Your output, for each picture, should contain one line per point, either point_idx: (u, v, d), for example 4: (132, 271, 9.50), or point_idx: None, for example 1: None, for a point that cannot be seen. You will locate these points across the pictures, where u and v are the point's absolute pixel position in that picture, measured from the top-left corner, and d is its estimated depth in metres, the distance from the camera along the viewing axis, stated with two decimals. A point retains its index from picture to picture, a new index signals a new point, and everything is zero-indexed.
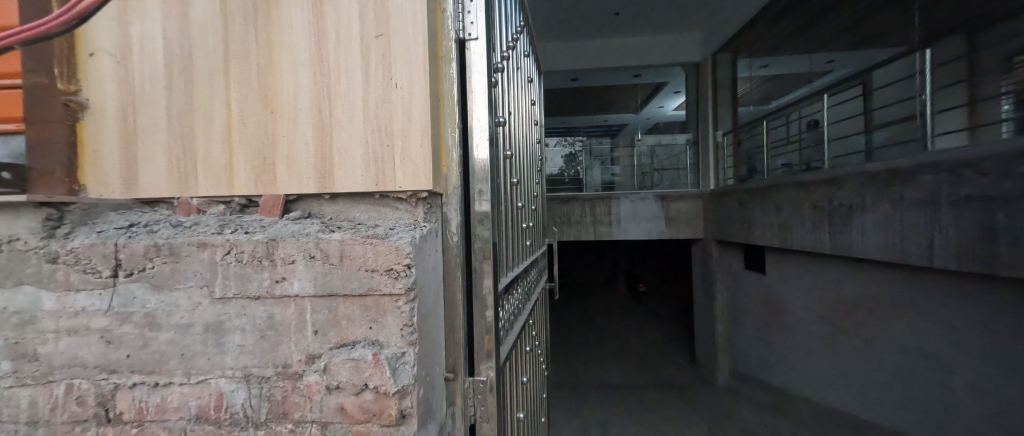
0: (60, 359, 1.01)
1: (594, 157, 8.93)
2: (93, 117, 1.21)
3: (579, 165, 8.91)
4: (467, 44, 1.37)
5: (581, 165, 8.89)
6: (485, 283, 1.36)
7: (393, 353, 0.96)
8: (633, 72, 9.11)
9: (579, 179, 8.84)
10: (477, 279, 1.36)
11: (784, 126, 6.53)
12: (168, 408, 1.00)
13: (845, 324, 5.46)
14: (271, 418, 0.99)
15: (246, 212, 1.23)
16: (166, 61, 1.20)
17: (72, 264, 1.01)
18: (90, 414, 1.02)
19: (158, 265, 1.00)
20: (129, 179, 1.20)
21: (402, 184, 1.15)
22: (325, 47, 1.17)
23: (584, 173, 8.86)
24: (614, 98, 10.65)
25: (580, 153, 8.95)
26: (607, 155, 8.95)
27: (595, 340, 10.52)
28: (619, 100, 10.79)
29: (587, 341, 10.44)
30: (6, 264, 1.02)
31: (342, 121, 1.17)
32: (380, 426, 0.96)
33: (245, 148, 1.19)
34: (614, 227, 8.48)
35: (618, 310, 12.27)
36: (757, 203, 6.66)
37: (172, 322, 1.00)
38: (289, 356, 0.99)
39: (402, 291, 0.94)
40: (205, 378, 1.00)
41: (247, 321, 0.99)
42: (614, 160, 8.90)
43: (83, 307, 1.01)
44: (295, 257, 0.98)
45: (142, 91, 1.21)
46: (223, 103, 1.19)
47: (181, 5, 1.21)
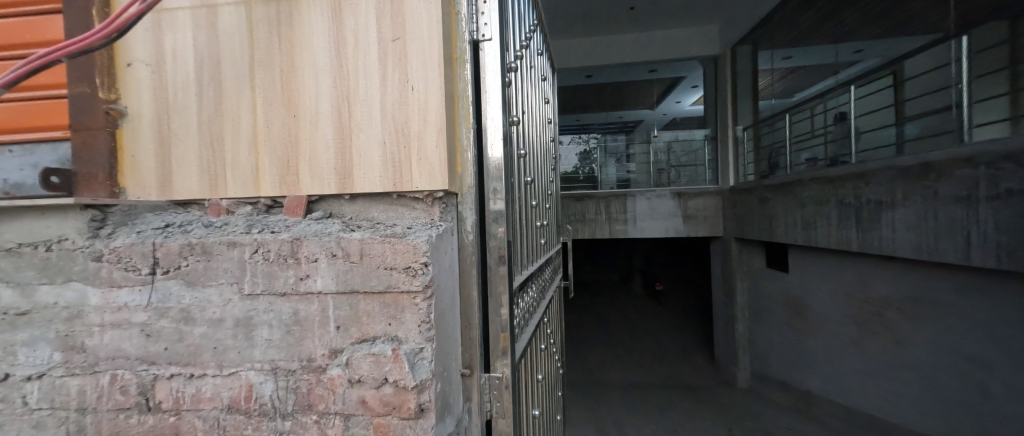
0: (105, 351, 1.08)
1: (608, 154, 8.82)
2: (132, 124, 1.29)
3: (595, 163, 8.81)
4: (481, 44, 1.39)
5: (595, 163, 8.80)
6: (502, 283, 1.38)
7: (412, 348, 0.99)
8: (648, 67, 8.98)
9: (595, 177, 8.74)
10: (493, 279, 1.39)
11: (807, 119, 6.34)
12: (203, 398, 1.05)
13: (873, 324, 5.27)
14: (297, 409, 1.03)
15: (272, 212, 1.28)
16: (197, 68, 1.27)
17: (115, 262, 1.08)
18: (133, 402, 1.07)
19: (192, 263, 1.06)
20: (164, 181, 1.27)
21: (419, 185, 1.18)
22: (344, 53, 1.21)
23: (599, 170, 8.77)
24: (629, 93, 10.49)
25: (594, 150, 8.86)
26: (622, 152, 8.85)
27: (611, 338, 10.42)
28: (635, 95, 10.61)
29: (603, 339, 10.35)
30: (57, 262, 1.10)
31: (361, 123, 1.20)
32: (400, 420, 0.99)
33: (270, 151, 1.24)
34: (630, 225, 8.38)
35: (634, 310, 12.08)
36: (780, 199, 6.48)
37: (205, 317, 1.05)
38: (313, 351, 1.03)
39: (419, 289, 0.98)
40: (236, 370, 1.04)
41: (274, 316, 1.04)
42: (630, 157, 8.76)
43: (125, 302, 1.07)
44: (318, 256, 1.02)
45: (175, 98, 1.28)
46: (250, 107, 1.25)
47: (210, 14, 1.27)
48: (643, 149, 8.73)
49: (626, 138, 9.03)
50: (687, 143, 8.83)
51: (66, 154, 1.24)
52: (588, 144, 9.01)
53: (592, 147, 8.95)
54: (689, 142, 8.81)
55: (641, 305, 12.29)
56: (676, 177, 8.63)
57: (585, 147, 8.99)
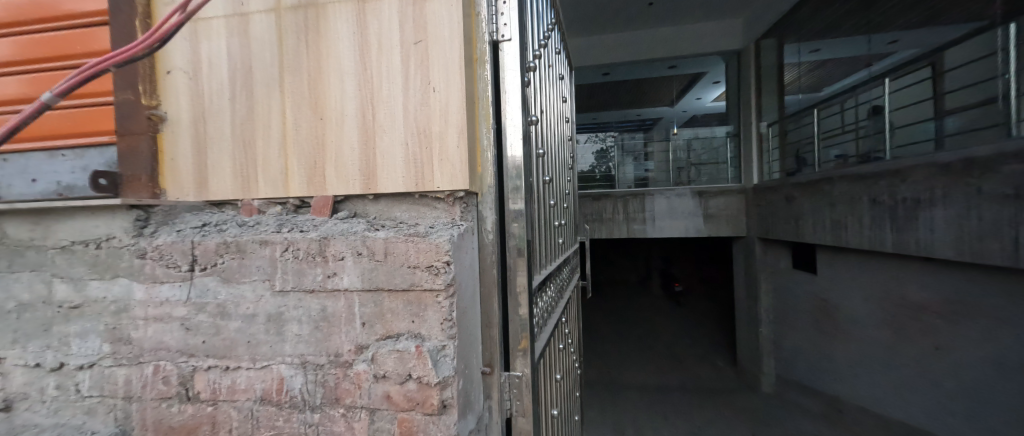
0: (149, 343, 1.14)
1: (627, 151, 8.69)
2: (172, 128, 1.37)
3: (611, 161, 8.62)
4: (500, 44, 1.40)
5: (613, 161, 8.68)
6: (522, 282, 1.39)
7: (435, 345, 1.00)
8: (668, 63, 8.81)
9: (611, 175, 8.56)
10: (513, 278, 1.40)
11: (838, 114, 6.09)
12: (237, 390, 1.09)
13: (910, 329, 5.02)
14: (325, 403, 1.05)
15: (300, 212, 1.33)
16: (230, 74, 1.33)
17: (157, 259, 1.15)
18: (174, 392, 1.12)
19: (227, 260, 1.11)
20: (201, 183, 1.34)
21: (440, 185, 1.20)
22: (368, 57, 1.24)
23: (617, 168, 8.64)
24: (647, 90, 10.32)
25: (610, 149, 8.68)
26: (641, 150, 8.70)
27: (628, 339, 10.30)
28: (654, 92, 10.42)
29: (620, 340, 10.22)
30: (106, 259, 1.18)
31: (384, 125, 1.24)
32: (423, 415, 1.00)
33: (298, 153, 1.29)
34: (648, 225, 8.24)
35: (653, 311, 11.90)
36: (807, 198, 6.25)
37: (240, 312, 1.10)
38: (340, 346, 1.06)
39: (442, 287, 0.99)
40: (268, 364, 1.08)
41: (304, 312, 1.08)
42: (648, 155, 8.58)
43: (167, 297, 1.14)
44: (345, 254, 1.06)
45: (211, 103, 1.34)
46: (280, 111, 1.30)
47: (243, 22, 1.32)
48: (661, 147, 8.58)
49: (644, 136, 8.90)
50: (707, 141, 8.63)
51: (112, 157, 1.32)
52: (604, 142, 8.81)
53: (609, 146, 8.76)
54: (710, 139, 8.60)
55: (660, 306, 12.09)
56: (696, 175, 8.35)
57: (601, 146, 8.81)
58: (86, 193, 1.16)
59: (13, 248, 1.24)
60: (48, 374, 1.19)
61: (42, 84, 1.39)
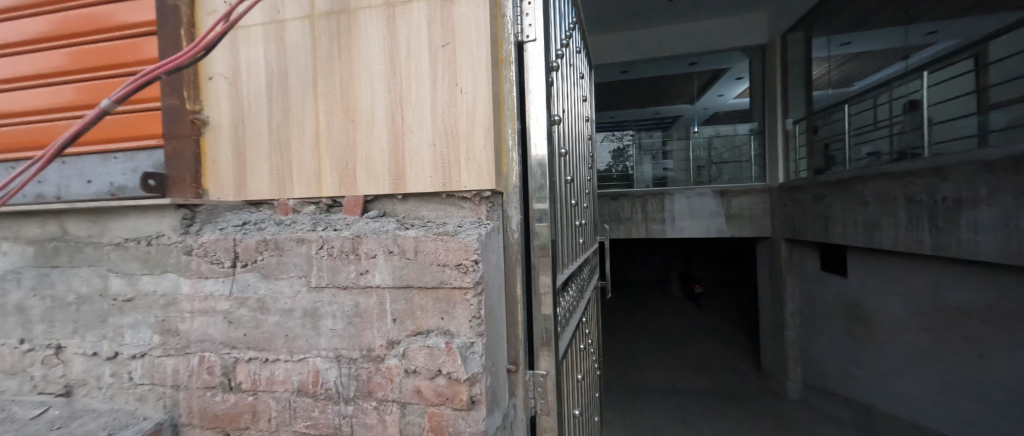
0: (194, 335, 1.21)
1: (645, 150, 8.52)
2: (214, 132, 1.44)
3: (629, 160, 8.51)
4: (525, 45, 1.40)
5: (630, 160, 8.50)
6: (547, 281, 1.40)
7: (464, 342, 1.02)
8: (688, 60, 8.61)
9: (629, 174, 8.43)
10: (538, 277, 1.41)
11: (871, 109, 5.83)
12: (276, 381, 1.14)
13: (949, 336, 4.76)
14: (359, 395, 1.09)
15: (332, 211, 1.38)
16: (267, 80, 1.39)
17: (203, 256, 1.21)
18: (217, 381, 1.18)
19: (266, 257, 1.17)
20: (241, 183, 1.40)
21: (467, 184, 1.22)
22: (398, 60, 1.27)
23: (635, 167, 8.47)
24: (667, 87, 10.10)
25: (628, 147, 8.63)
26: (659, 148, 8.54)
27: (646, 340, 10.13)
28: (674, 89, 10.19)
29: (638, 342, 10.06)
30: (156, 255, 1.26)
31: (412, 127, 1.27)
32: (453, 410, 1.01)
33: (331, 154, 1.34)
34: (668, 225, 8.02)
35: (671, 312, 11.63)
36: (837, 197, 6.01)
37: (278, 307, 1.16)
38: (373, 341, 1.09)
39: (470, 285, 1.01)
40: (304, 357, 1.13)
41: (338, 308, 1.11)
42: (667, 154, 8.46)
43: (211, 291, 1.20)
44: (377, 252, 1.09)
45: (249, 107, 1.41)
46: (314, 115, 1.35)
47: (279, 29, 1.38)
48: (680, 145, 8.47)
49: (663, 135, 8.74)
50: (729, 139, 8.39)
51: (161, 160, 1.41)
52: (622, 140, 8.76)
53: (627, 144, 8.70)
54: (732, 137, 8.40)
55: (679, 307, 11.82)
56: (717, 174, 8.19)
57: (619, 144, 8.76)
58: (138, 194, 1.24)
59: (75, 244, 1.34)
60: (104, 362, 1.28)
61: (98, 92, 1.49)
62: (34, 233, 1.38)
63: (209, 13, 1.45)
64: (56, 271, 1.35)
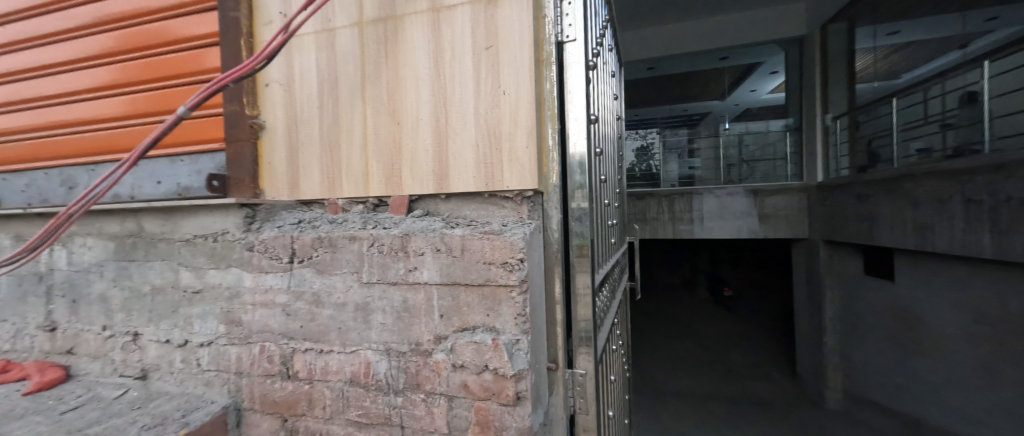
0: (256, 326, 1.30)
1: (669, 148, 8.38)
2: (269, 135, 1.53)
3: (654, 159, 8.39)
4: (564, 45, 1.39)
5: (655, 159, 8.38)
6: (586, 281, 1.40)
7: (510, 339, 1.04)
8: (720, 55, 8.27)
9: (655, 174, 8.30)
10: (577, 277, 1.41)
11: (919, 104, 5.46)
12: (330, 370, 1.21)
13: (1010, 348, 4.38)
14: (408, 388, 1.13)
15: (378, 210, 1.43)
16: (319, 85, 1.47)
17: (263, 251, 1.30)
18: (277, 370, 1.27)
19: (321, 254, 1.24)
20: (294, 183, 1.48)
21: (509, 184, 1.23)
22: (442, 63, 1.30)
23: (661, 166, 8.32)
24: (696, 83, 9.78)
25: (652, 146, 8.56)
26: (686, 146, 8.33)
27: (672, 342, 9.84)
28: (705, 85, 9.83)
29: (664, 343, 9.77)
30: (223, 250, 1.36)
31: (456, 128, 1.29)
32: (499, 405, 1.03)
33: (378, 156, 1.39)
34: (695, 225, 7.76)
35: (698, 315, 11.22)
36: (884, 196, 5.64)
37: (332, 301, 1.22)
38: (421, 336, 1.13)
39: (516, 283, 1.02)
40: (357, 349, 1.19)
41: (388, 302, 1.16)
42: (694, 152, 8.23)
43: (271, 285, 1.28)
44: (425, 250, 1.12)
45: (302, 112, 1.49)
46: (361, 118, 1.41)
47: (330, 37, 1.45)
48: (709, 143, 8.19)
49: (689, 133, 8.49)
50: (762, 136, 8.01)
51: (223, 162, 1.52)
52: (647, 139, 8.74)
53: (650, 143, 8.64)
54: (765, 133, 8.00)
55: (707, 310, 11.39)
56: (748, 172, 7.83)
57: (643, 143, 8.74)
58: (207, 193, 1.35)
59: (150, 240, 1.47)
60: (175, 349, 1.39)
61: (167, 100, 1.60)
62: (115, 230, 1.52)
63: (266, 24, 1.53)
64: (134, 264, 1.48)
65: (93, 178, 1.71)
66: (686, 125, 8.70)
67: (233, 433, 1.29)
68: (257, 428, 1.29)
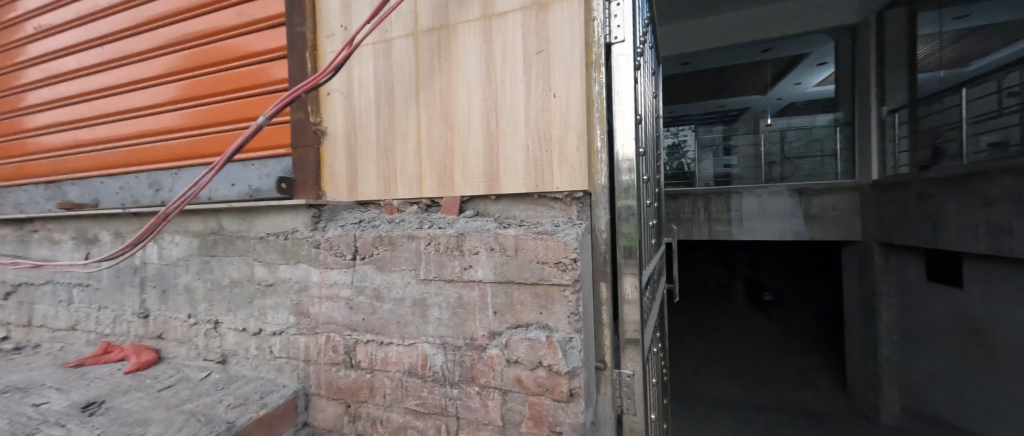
0: (323, 317, 1.40)
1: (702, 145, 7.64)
2: (330, 140, 1.64)
3: (687, 157, 7.75)
4: (612, 47, 1.32)
5: (688, 157, 7.73)
6: (631, 285, 1.35)
7: (564, 336, 1.06)
8: (762, 46, 7.45)
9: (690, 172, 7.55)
10: (622, 281, 1.37)
11: (994, 93, 4.57)
12: (390, 361, 1.28)
13: None
14: (463, 380, 1.18)
15: (430, 211, 1.49)
16: (376, 92, 1.55)
17: (329, 249, 1.41)
18: (341, 359, 1.36)
19: (381, 251, 1.32)
20: (353, 185, 1.58)
21: (560, 185, 1.25)
22: (494, 68, 1.34)
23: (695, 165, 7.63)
24: (733, 76, 9.03)
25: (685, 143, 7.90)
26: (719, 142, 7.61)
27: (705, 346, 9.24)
28: (743, 78, 9.06)
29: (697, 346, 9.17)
30: (292, 247, 1.49)
31: (506, 131, 1.33)
32: (553, 401, 1.06)
33: (431, 159, 1.46)
34: (734, 227, 6.82)
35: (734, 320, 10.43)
36: (949, 194, 4.76)
37: (392, 296, 1.30)
38: (475, 331, 1.17)
39: (569, 282, 1.04)
40: (414, 342, 1.25)
41: (444, 299, 1.22)
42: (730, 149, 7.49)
43: (336, 280, 1.39)
44: (479, 249, 1.16)
45: (361, 118, 1.58)
46: (416, 122, 1.49)
47: (386, 47, 1.53)
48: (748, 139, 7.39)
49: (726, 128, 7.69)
50: (806, 132, 7.18)
51: (291, 166, 1.66)
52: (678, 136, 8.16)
53: (683, 140, 8.01)
54: (810, 129, 7.17)
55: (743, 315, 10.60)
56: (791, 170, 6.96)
57: (675, 141, 8.22)
58: (280, 196, 1.48)
59: (228, 237, 1.62)
60: (251, 337, 1.53)
61: (240, 110, 1.76)
62: (197, 228, 1.69)
63: (328, 36, 1.64)
64: (214, 259, 1.64)
65: (178, 181, 1.90)
66: (722, 122, 8.05)
67: (302, 416, 1.41)
68: (324, 413, 1.39)
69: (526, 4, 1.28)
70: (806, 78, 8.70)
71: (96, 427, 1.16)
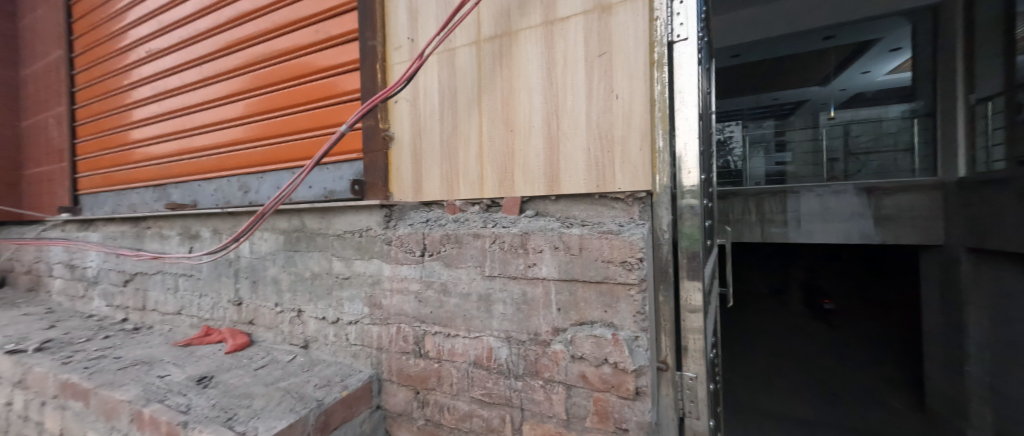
0: (394, 309, 1.53)
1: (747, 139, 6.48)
2: (397, 145, 1.75)
3: (734, 153, 6.56)
4: (674, 45, 1.21)
5: (734, 154, 6.53)
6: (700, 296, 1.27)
7: (629, 335, 1.07)
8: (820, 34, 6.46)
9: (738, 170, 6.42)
10: (685, 290, 1.30)
11: None
12: (455, 352, 1.36)
13: None
14: (527, 373, 1.22)
15: (490, 211, 1.55)
16: (440, 99, 1.65)
17: (401, 246, 1.54)
18: (410, 348, 1.47)
19: (448, 249, 1.41)
20: (417, 186, 1.68)
21: (621, 185, 1.25)
22: (555, 72, 1.37)
23: (742, 163, 6.48)
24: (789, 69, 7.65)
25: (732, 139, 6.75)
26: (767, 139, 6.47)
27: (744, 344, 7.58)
28: (802, 70, 7.64)
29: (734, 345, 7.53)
30: (367, 244, 1.63)
31: (568, 133, 1.35)
32: (618, 398, 1.08)
33: (492, 161, 1.52)
34: (792, 230, 5.56)
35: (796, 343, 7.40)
36: None
37: (458, 291, 1.38)
38: (539, 326, 1.22)
39: (635, 281, 1.06)
40: (480, 335, 1.32)
41: (508, 295, 1.27)
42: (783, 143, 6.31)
43: (406, 274, 1.51)
44: (543, 247, 1.21)
45: (426, 124, 1.68)
46: (478, 126, 1.56)
47: (450, 56, 1.62)
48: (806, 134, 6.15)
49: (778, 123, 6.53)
50: (873, 126, 5.79)
51: (361, 169, 1.81)
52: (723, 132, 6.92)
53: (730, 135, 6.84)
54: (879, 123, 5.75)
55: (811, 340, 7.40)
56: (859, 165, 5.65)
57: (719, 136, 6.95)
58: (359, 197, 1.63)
59: (309, 234, 1.80)
60: (329, 325, 1.70)
61: (318, 119, 1.94)
62: (282, 226, 1.89)
63: (396, 48, 1.76)
64: (298, 254, 1.83)
65: (263, 183, 2.16)
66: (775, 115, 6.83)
67: (375, 399, 1.53)
68: (394, 398, 1.51)
69: (588, 8, 1.30)
70: (879, 64, 6.96)
71: (211, 397, 1.35)
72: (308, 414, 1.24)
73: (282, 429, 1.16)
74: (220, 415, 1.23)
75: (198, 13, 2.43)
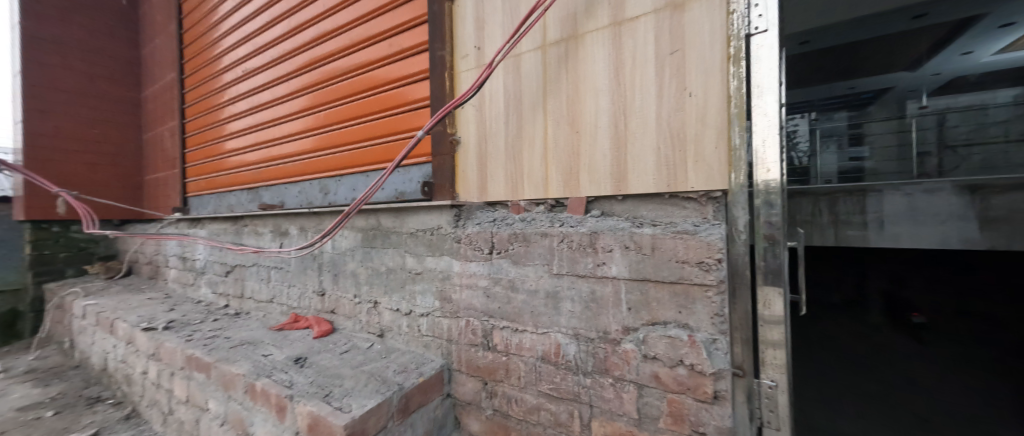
0: (464, 303, 1.63)
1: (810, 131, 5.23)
2: (463, 148, 1.84)
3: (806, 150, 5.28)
4: (751, 38, 1.13)
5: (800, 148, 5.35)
6: (782, 305, 1.12)
7: (707, 337, 1.06)
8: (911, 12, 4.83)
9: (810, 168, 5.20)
10: (763, 294, 1.15)
11: None
12: (523, 347, 1.42)
13: None
14: (596, 371, 1.25)
15: (554, 210, 1.56)
16: (506, 103, 1.70)
17: (470, 244, 1.63)
18: (479, 341, 1.56)
19: (516, 247, 1.48)
20: (483, 186, 1.76)
21: (695, 185, 1.22)
22: (623, 71, 1.37)
23: (808, 160, 5.27)
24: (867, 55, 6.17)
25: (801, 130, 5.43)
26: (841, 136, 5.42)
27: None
28: (884, 57, 6.14)
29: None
30: (437, 241, 1.75)
31: (636, 133, 1.34)
32: (695, 401, 1.07)
33: (556, 162, 1.54)
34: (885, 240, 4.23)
35: (885, 368, 4.28)
36: None
37: (525, 287, 1.44)
38: (608, 325, 1.23)
39: (713, 283, 1.05)
40: (547, 331, 1.36)
41: (576, 293, 1.30)
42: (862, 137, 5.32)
43: (475, 271, 1.60)
44: (613, 247, 1.22)
45: (492, 128, 1.75)
46: (543, 128, 1.59)
47: (516, 61, 1.66)
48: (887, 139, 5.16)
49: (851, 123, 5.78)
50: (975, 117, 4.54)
51: (430, 172, 1.93)
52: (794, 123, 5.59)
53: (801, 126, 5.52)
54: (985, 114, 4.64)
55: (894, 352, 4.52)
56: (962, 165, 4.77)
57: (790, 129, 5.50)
58: (431, 199, 1.75)
59: (384, 232, 1.96)
60: (403, 316, 1.84)
61: (391, 125, 2.10)
62: (360, 224, 2.07)
63: (463, 57, 1.85)
64: (374, 250, 2.00)
65: (341, 185, 2.38)
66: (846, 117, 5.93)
67: (446, 387, 1.64)
68: (463, 387, 1.60)
69: (659, 7, 1.29)
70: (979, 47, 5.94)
71: (308, 376, 1.56)
72: (391, 396, 1.39)
73: (372, 407, 1.32)
74: (318, 392, 1.43)
75: (286, 35, 2.73)
